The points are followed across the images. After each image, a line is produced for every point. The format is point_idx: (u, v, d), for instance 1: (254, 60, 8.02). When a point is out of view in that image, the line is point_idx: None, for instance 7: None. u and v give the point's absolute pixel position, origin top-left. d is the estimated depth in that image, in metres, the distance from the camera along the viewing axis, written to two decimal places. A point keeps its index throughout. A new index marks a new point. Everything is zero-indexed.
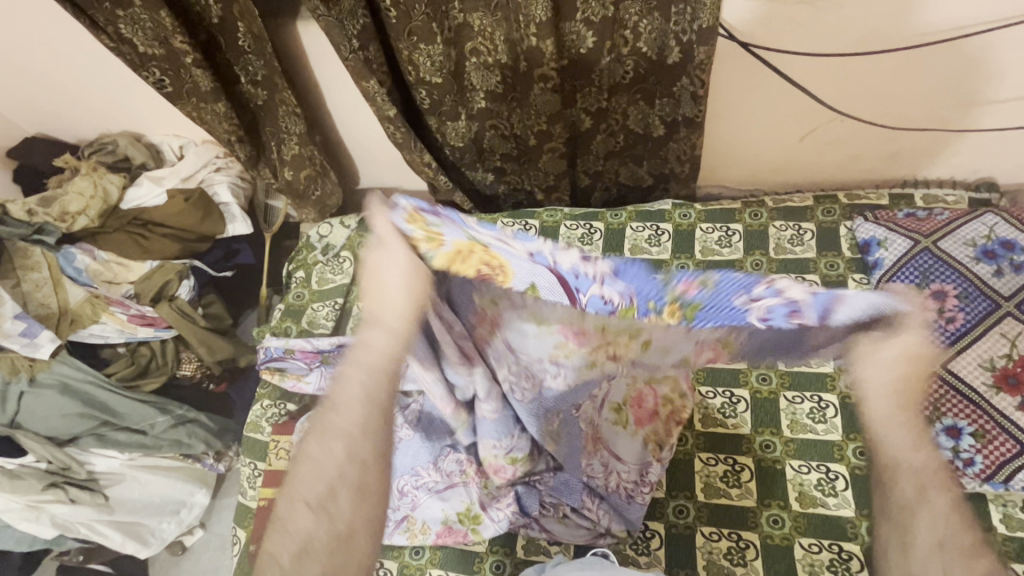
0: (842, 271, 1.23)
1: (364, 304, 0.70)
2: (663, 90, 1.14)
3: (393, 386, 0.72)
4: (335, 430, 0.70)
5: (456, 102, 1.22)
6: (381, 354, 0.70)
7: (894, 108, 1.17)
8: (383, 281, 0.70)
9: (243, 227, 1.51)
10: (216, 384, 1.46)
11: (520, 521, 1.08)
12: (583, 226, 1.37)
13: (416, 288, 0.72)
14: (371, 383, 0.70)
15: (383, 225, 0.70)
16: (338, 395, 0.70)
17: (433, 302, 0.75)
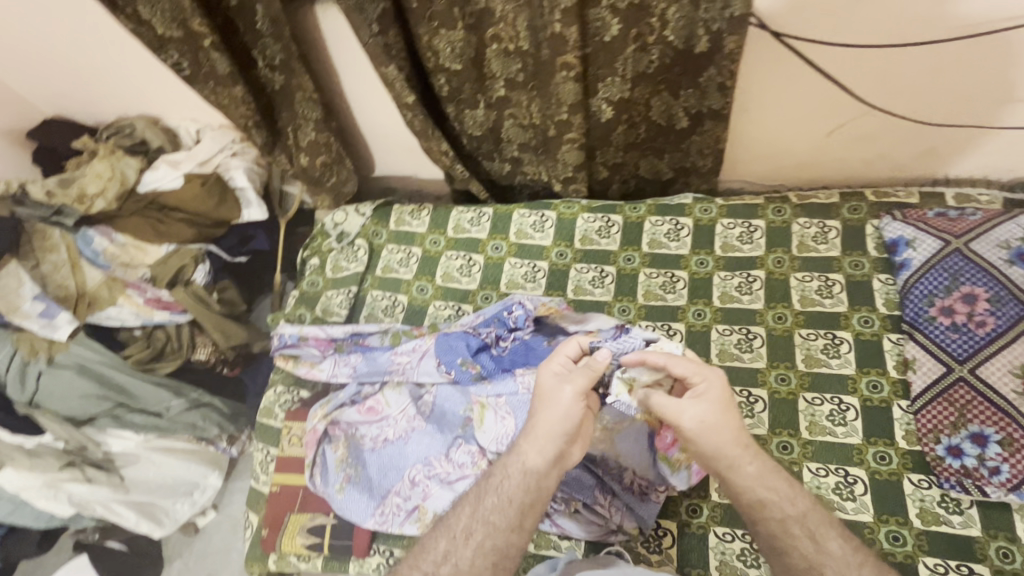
0: (867, 271, 1.19)
1: (529, 418, 0.91)
2: (688, 82, 1.13)
3: (525, 508, 0.88)
4: (465, 520, 0.89)
5: (475, 90, 1.20)
6: (522, 470, 0.89)
7: (927, 103, 1.12)
8: (549, 410, 0.90)
9: (258, 213, 1.52)
10: (229, 369, 1.44)
11: None
12: (601, 219, 1.36)
13: (569, 427, 0.89)
14: (508, 493, 0.88)
15: (571, 348, 0.94)
16: (485, 489, 0.91)
17: (576, 441, 0.92)
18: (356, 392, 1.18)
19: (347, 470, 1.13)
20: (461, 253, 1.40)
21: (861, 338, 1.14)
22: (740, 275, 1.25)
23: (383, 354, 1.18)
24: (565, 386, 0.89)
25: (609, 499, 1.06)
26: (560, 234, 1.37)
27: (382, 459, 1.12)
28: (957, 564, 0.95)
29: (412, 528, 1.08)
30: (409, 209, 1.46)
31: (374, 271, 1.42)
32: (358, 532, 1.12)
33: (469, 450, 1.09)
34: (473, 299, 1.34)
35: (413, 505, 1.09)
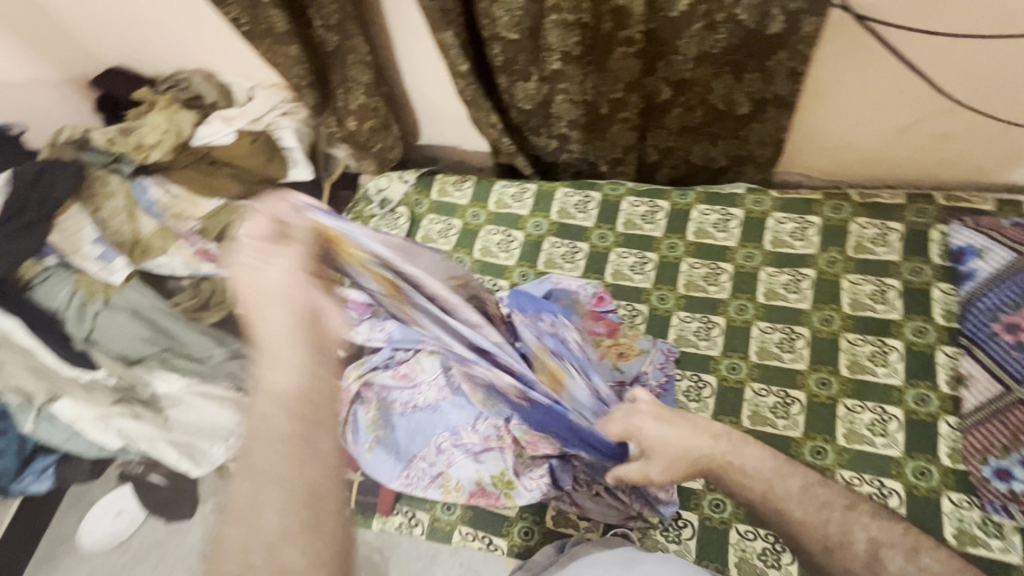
0: (928, 278, 1.13)
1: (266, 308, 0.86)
2: (755, 64, 1.06)
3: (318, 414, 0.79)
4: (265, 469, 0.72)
5: (528, 61, 1.17)
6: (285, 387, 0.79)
7: (1018, 103, 1.04)
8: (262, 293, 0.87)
9: (305, 172, 1.55)
10: None
11: (552, 493, 1.07)
12: (647, 204, 1.33)
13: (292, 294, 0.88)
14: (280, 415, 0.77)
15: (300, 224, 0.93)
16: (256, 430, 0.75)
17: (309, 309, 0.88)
18: (390, 357, 1.19)
19: (377, 432, 1.16)
20: (501, 228, 1.39)
21: (913, 348, 1.08)
22: (788, 272, 1.20)
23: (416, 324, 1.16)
24: (274, 268, 0.90)
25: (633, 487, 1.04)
26: (603, 216, 1.34)
27: (411, 424, 1.14)
28: None
29: (435, 493, 1.13)
30: (452, 180, 1.46)
31: (413, 240, 1.42)
32: (384, 491, 1.17)
33: (495, 424, 1.09)
34: (510, 275, 1.34)
35: (437, 471, 1.13)
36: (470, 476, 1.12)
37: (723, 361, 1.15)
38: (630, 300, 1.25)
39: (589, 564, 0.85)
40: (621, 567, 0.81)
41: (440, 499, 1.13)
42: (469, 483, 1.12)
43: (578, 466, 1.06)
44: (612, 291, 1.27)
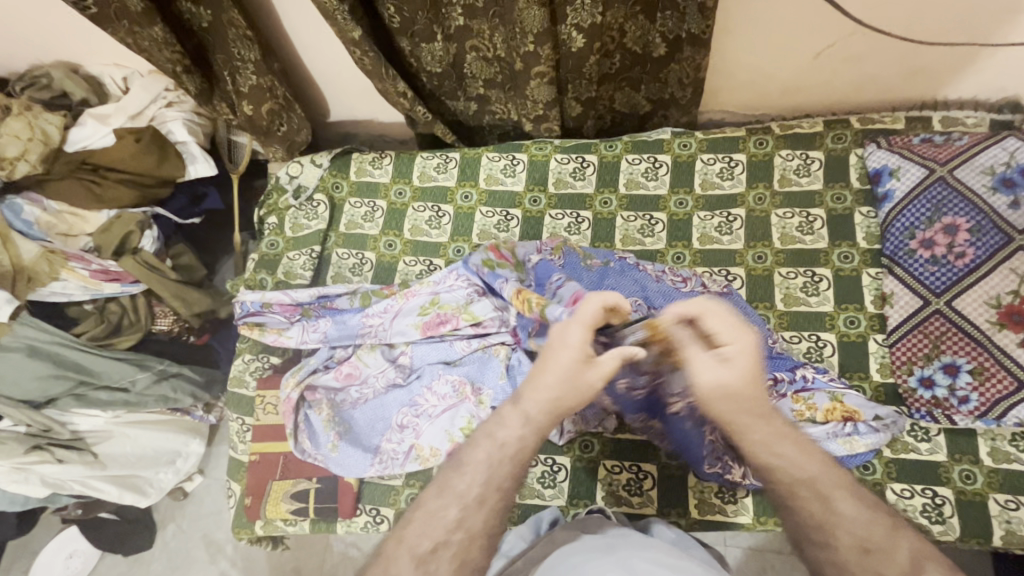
0: (849, 204, 1.16)
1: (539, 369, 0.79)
2: (665, 2, 1.02)
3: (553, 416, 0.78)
4: (453, 492, 0.75)
5: (429, 20, 1.08)
6: (512, 435, 0.76)
7: (919, 20, 1.04)
8: (558, 358, 0.78)
9: (206, 169, 1.41)
10: (196, 336, 1.42)
11: None
12: (575, 159, 1.29)
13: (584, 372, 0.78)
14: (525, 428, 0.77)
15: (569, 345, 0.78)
16: (467, 458, 0.77)
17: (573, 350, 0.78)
18: (328, 357, 1.16)
19: (337, 428, 1.12)
20: (428, 203, 1.32)
21: (841, 274, 1.11)
22: (720, 214, 1.20)
23: (353, 317, 1.16)
24: (573, 333, 0.78)
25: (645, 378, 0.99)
26: (533, 177, 1.30)
27: (368, 414, 1.12)
28: (923, 488, 0.98)
29: (414, 465, 1.09)
30: (369, 157, 1.36)
31: (338, 228, 1.33)
32: (343, 492, 1.11)
33: (450, 381, 1.11)
34: (445, 252, 1.28)
35: (408, 446, 1.10)
36: (441, 438, 1.09)
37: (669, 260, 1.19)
38: None
39: (574, 554, 0.82)
40: (604, 555, 0.80)
41: (421, 470, 1.09)
42: (443, 445, 1.09)
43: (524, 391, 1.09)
44: None
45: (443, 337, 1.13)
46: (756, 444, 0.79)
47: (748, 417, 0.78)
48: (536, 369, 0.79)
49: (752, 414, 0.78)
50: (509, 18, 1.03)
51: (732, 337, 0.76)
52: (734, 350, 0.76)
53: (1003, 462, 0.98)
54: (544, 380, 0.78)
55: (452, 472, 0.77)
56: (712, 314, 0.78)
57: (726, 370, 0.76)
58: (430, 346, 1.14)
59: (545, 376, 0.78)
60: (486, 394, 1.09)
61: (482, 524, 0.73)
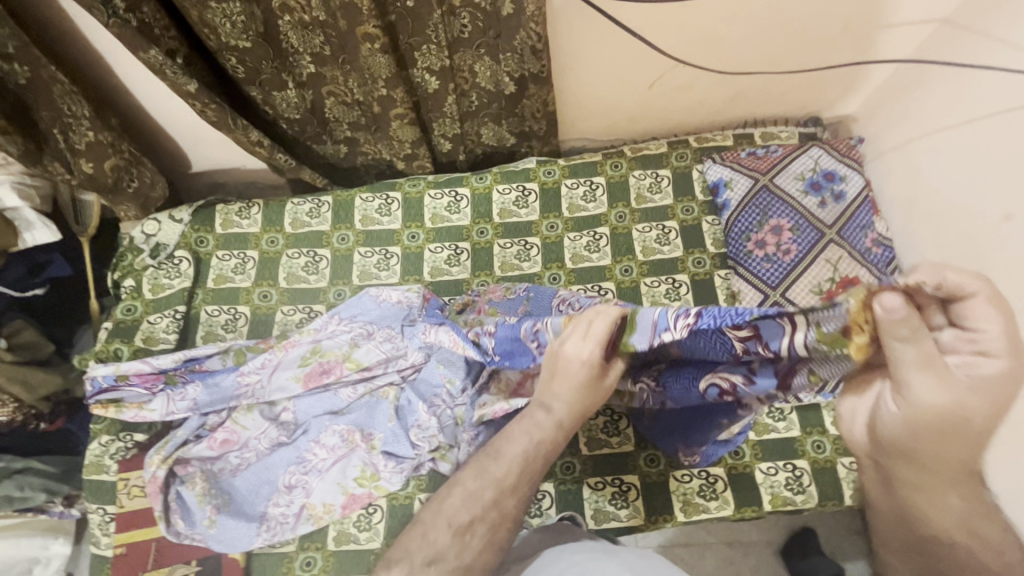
0: (696, 214, 1.28)
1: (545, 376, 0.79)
2: (506, 45, 1.06)
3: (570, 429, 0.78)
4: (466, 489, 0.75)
5: (277, 68, 1.07)
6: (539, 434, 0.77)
7: (727, 54, 1.20)
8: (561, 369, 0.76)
9: (47, 234, 1.27)
10: (48, 423, 1.25)
11: (409, 465, 1.06)
12: (448, 194, 1.32)
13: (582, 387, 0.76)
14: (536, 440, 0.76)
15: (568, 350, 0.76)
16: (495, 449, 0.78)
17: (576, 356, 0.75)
18: (200, 425, 1.08)
19: (214, 501, 1.04)
20: (303, 249, 1.28)
21: (696, 278, 1.22)
22: (588, 234, 1.28)
23: (226, 378, 1.09)
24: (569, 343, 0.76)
25: (645, 383, 0.86)
26: (409, 215, 1.31)
27: (250, 480, 1.05)
28: (785, 463, 1.09)
29: (306, 527, 1.03)
30: (236, 208, 1.31)
31: (205, 284, 1.26)
32: (229, 568, 1.03)
33: (338, 431, 1.07)
34: (325, 297, 1.25)
35: (299, 507, 1.04)
36: (334, 491, 1.05)
37: (545, 275, 1.25)
38: (452, 294, 1.25)
39: (573, 552, 0.77)
40: (607, 555, 0.75)
41: (314, 530, 1.04)
42: (337, 498, 1.05)
43: (414, 430, 1.06)
44: (433, 289, 1.26)
45: (328, 386, 1.09)
46: (950, 515, 0.62)
47: (932, 481, 0.61)
48: (545, 379, 0.79)
49: (935, 474, 0.60)
50: (358, 65, 1.04)
51: (1004, 350, 0.53)
52: (996, 369, 0.54)
53: None
54: (562, 384, 0.76)
55: (489, 459, 0.77)
56: (987, 303, 0.53)
57: (976, 396, 0.54)
58: (314, 398, 1.09)
59: (563, 379, 0.76)
60: (377, 439, 1.07)
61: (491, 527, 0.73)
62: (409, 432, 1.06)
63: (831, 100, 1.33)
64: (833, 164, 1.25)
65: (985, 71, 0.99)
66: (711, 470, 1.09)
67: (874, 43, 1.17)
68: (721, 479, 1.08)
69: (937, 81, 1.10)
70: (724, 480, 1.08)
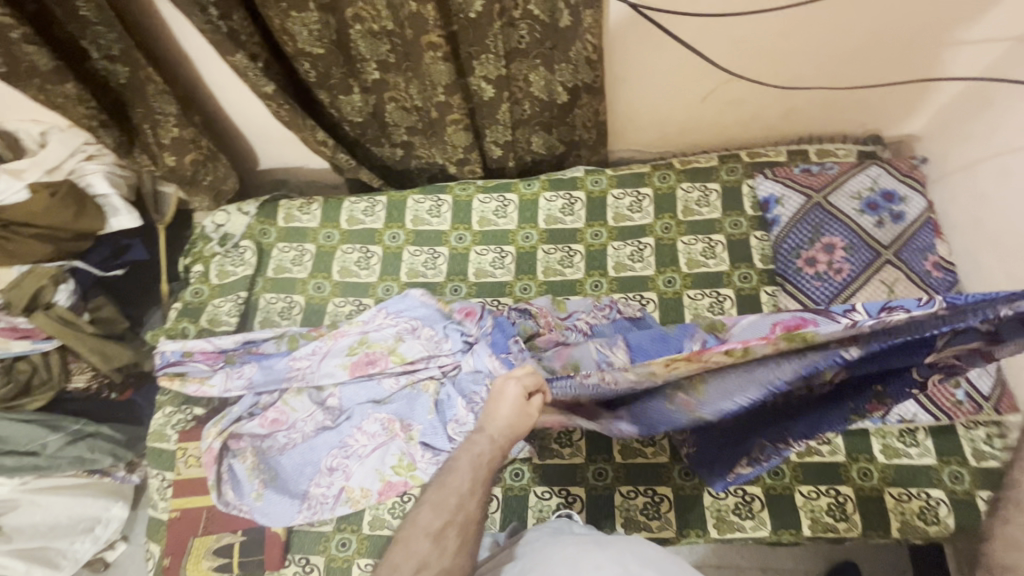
0: (745, 229, 1.26)
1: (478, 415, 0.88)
2: (560, 56, 1.10)
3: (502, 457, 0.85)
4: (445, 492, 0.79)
5: (345, 74, 1.14)
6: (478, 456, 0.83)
7: (782, 69, 1.19)
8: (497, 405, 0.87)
9: (130, 220, 1.39)
10: (118, 392, 1.39)
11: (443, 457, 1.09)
12: (496, 199, 1.36)
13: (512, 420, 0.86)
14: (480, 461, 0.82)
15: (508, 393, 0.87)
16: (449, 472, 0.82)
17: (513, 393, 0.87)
18: (253, 404, 1.14)
19: (261, 476, 1.09)
20: (357, 245, 1.35)
21: (741, 293, 1.20)
22: (632, 244, 1.29)
23: (280, 361, 1.16)
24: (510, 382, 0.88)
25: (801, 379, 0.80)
26: (457, 217, 1.36)
27: (295, 459, 1.10)
28: (828, 488, 1.05)
29: (344, 508, 1.08)
30: (297, 204, 1.39)
31: (265, 273, 1.34)
32: (270, 542, 1.08)
33: (379, 419, 1.11)
34: (374, 291, 1.31)
35: (338, 488, 1.09)
36: (372, 476, 1.09)
37: (587, 281, 1.27)
38: (495, 296, 1.28)
39: (565, 547, 0.78)
40: (599, 547, 0.76)
41: (350, 513, 1.08)
42: (374, 483, 1.09)
43: (452, 424, 1.09)
44: (477, 290, 1.29)
45: (372, 376, 1.14)
46: None
47: None
48: (487, 411, 0.87)
49: None
50: (419, 72, 1.10)
51: None
52: None
53: (895, 457, 1.06)
54: (497, 411, 0.87)
55: (446, 476, 0.81)
56: None
57: None
58: (359, 386, 1.13)
59: (498, 409, 0.86)
60: (415, 430, 1.10)
61: (472, 516, 0.77)
62: (446, 428, 1.09)
63: (893, 118, 1.29)
64: (892, 184, 1.21)
65: None
66: (748, 489, 1.06)
67: (938, 60, 1.14)
68: (758, 499, 1.05)
69: (1005, 99, 1.06)
70: (761, 500, 1.05)
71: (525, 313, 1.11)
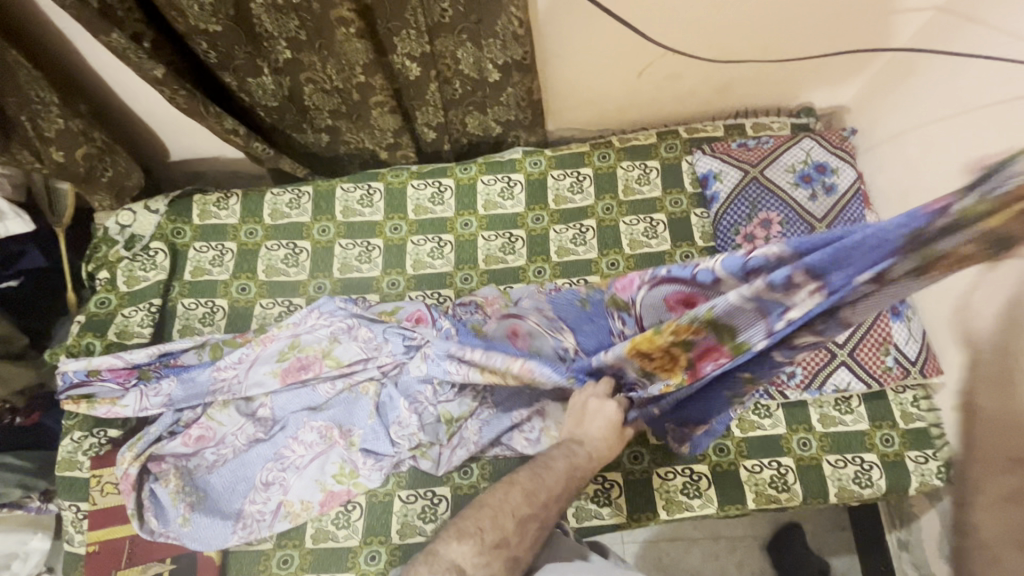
0: (685, 207, 1.25)
1: (568, 424, 0.90)
2: (488, 30, 1.02)
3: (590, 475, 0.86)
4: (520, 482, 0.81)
5: (252, 54, 1.03)
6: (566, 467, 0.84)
7: (717, 42, 1.17)
8: (584, 420, 0.89)
9: (20, 224, 1.23)
10: (24, 417, 1.24)
11: (387, 462, 1.04)
12: (432, 185, 1.29)
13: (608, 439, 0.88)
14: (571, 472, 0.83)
15: (591, 408, 0.88)
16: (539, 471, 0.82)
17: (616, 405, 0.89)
18: (174, 422, 1.05)
19: (188, 499, 1.01)
20: (283, 241, 1.25)
21: None
22: (574, 226, 1.26)
23: (202, 373, 1.06)
24: (610, 403, 0.88)
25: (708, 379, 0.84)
26: (391, 205, 1.28)
27: (227, 477, 1.03)
28: (770, 461, 1.07)
29: (284, 524, 1.02)
30: (214, 198, 1.28)
31: (182, 276, 1.23)
32: (204, 567, 1.01)
33: (316, 427, 1.05)
34: (304, 290, 1.22)
35: (276, 504, 1.03)
36: (313, 488, 1.03)
37: (530, 267, 1.23)
38: (436, 288, 1.22)
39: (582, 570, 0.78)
40: None
41: (291, 528, 1.03)
42: (315, 495, 1.03)
43: (394, 427, 1.04)
44: (416, 282, 1.23)
45: (306, 382, 1.06)
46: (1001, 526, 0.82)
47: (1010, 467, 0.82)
48: (572, 423, 0.89)
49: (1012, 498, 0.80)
50: (334, 50, 1.01)
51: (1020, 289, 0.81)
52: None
53: (831, 425, 1.09)
54: (586, 429, 0.88)
55: (544, 469, 0.83)
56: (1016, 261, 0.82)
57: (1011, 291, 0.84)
58: (293, 394, 1.06)
59: (585, 427, 0.88)
60: (357, 435, 1.05)
61: (536, 532, 0.77)
62: (389, 431, 1.04)
63: (824, 89, 1.30)
64: (825, 156, 1.22)
65: (981, 60, 0.96)
66: (695, 467, 1.07)
67: (867, 30, 1.14)
68: (706, 476, 1.07)
69: (933, 69, 1.07)
70: (708, 477, 1.07)
71: (470, 307, 1.13)
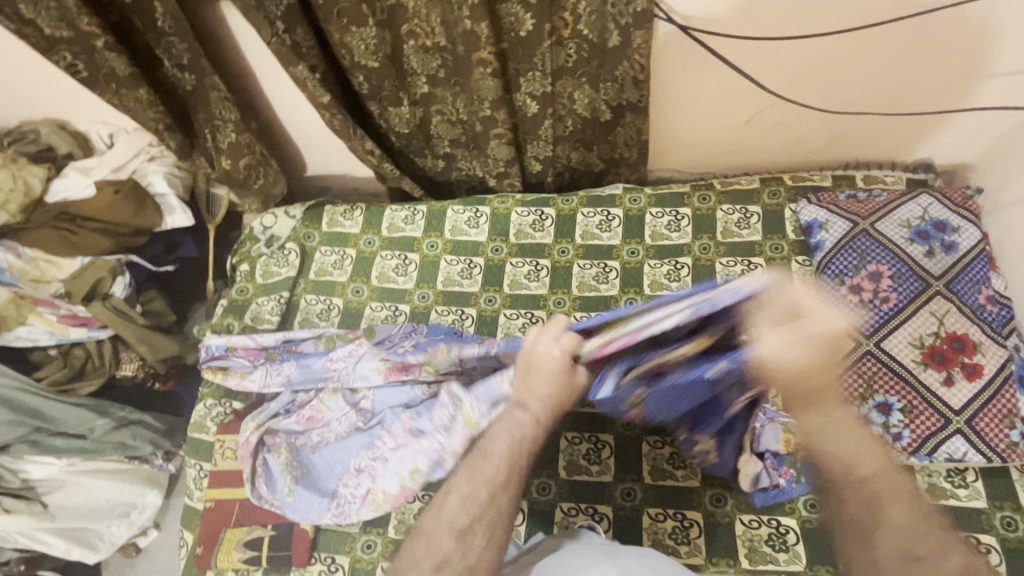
0: (786, 253, 1.24)
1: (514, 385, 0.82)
2: (607, 74, 1.12)
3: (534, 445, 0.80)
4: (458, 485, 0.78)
5: (396, 86, 1.18)
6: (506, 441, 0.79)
7: (831, 94, 1.18)
8: (536, 376, 0.81)
9: (182, 219, 1.46)
10: (162, 383, 1.43)
11: None
12: (534, 213, 1.37)
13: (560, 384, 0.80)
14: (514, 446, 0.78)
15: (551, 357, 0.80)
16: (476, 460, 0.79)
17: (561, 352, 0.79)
18: (290, 402, 1.18)
19: (293, 472, 1.12)
20: (395, 252, 1.38)
21: None
22: (668, 262, 1.28)
23: (317, 361, 1.17)
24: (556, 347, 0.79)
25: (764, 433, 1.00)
26: (495, 228, 1.38)
27: (326, 458, 1.12)
28: None
29: (369, 510, 1.08)
30: (341, 209, 1.44)
31: (307, 275, 1.38)
32: (298, 539, 1.10)
33: None
34: (410, 298, 1.33)
35: (364, 490, 1.09)
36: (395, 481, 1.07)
37: (622, 297, 1.27)
38: (529, 308, 1.29)
39: (569, 557, 0.82)
40: (604, 556, 0.80)
41: (374, 516, 1.09)
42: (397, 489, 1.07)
43: None
44: (511, 301, 1.30)
45: (404, 381, 1.11)
46: None
47: None
48: (520, 380, 0.82)
49: None
50: (468, 87, 1.13)
51: None
52: None
53: (941, 497, 1.01)
54: (536, 385, 0.81)
55: (479, 460, 0.79)
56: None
57: None
58: (391, 392, 1.13)
59: (537, 382, 0.80)
60: None
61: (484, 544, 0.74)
62: None
63: (944, 145, 1.26)
64: (945, 214, 1.18)
65: None
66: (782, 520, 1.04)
67: (991, 90, 1.12)
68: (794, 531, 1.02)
69: None
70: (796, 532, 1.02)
71: None
